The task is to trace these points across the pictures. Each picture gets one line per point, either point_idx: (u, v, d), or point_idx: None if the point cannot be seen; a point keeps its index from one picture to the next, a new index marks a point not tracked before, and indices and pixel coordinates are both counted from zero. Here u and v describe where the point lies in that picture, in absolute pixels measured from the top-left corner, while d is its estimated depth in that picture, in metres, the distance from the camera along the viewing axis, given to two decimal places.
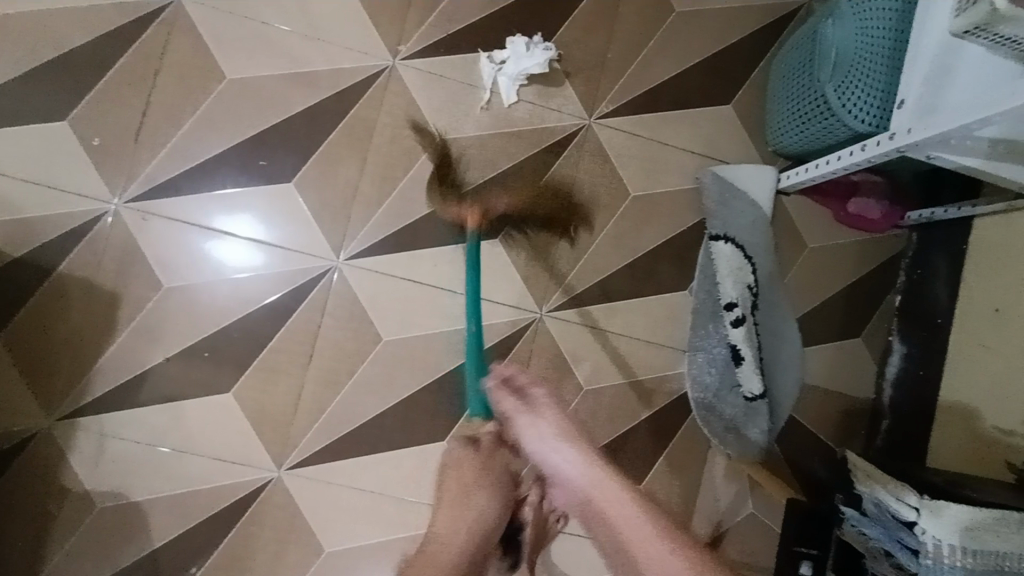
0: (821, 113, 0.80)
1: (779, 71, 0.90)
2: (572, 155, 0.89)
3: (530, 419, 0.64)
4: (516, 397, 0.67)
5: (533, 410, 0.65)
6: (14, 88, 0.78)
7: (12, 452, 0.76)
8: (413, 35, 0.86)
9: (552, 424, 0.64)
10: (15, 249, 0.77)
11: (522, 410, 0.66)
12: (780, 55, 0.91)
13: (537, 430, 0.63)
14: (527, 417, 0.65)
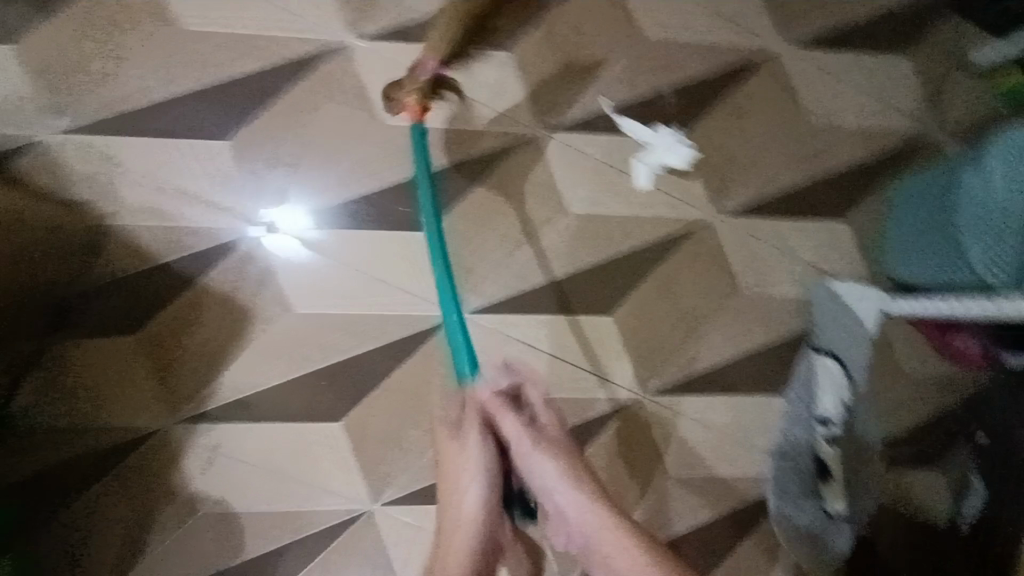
0: (947, 254, 0.83)
1: (904, 194, 0.93)
2: (693, 246, 0.92)
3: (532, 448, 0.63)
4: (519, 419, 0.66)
5: (533, 436, 0.64)
6: (189, 103, 0.83)
7: (133, 448, 0.79)
8: (562, 107, 0.89)
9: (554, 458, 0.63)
10: (164, 255, 0.81)
11: (523, 429, 0.65)
12: (912, 178, 0.93)
13: (541, 458, 0.63)
14: (528, 443, 0.64)
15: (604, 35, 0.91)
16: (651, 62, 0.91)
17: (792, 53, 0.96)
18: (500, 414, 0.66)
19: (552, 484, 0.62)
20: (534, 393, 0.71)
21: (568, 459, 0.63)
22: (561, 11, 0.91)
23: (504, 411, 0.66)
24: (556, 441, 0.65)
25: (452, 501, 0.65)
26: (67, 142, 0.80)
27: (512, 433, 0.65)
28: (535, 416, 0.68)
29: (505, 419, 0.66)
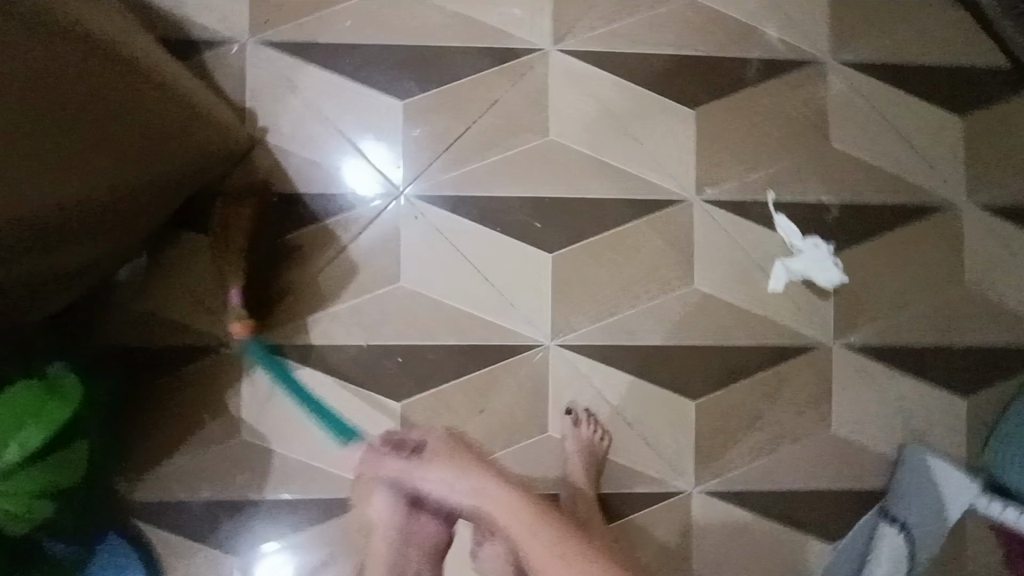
0: None
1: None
2: (801, 364, 0.87)
3: (420, 470, 0.65)
4: (399, 456, 0.67)
5: (415, 461, 0.65)
6: (375, 53, 0.83)
7: (205, 354, 0.80)
8: (723, 182, 0.85)
9: (439, 463, 0.64)
10: (301, 186, 0.82)
11: (406, 461, 0.66)
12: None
13: (427, 471, 0.64)
14: (414, 466, 0.65)
15: (793, 128, 0.86)
16: (829, 171, 0.86)
17: (985, 213, 0.87)
18: (376, 456, 0.67)
19: (452, 495, 0.63)
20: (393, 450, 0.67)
21: (456, 460, 0.65)
22: (762, 87, 0.86)
23: (381, 456, 0.67)
24: (437, 451, 0.66)
25: (371, 543, 0.69)
26: (257, 54, 0.82)
27: (398, 473, 0.66)
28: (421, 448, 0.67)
29: (392, 459, 0.67)
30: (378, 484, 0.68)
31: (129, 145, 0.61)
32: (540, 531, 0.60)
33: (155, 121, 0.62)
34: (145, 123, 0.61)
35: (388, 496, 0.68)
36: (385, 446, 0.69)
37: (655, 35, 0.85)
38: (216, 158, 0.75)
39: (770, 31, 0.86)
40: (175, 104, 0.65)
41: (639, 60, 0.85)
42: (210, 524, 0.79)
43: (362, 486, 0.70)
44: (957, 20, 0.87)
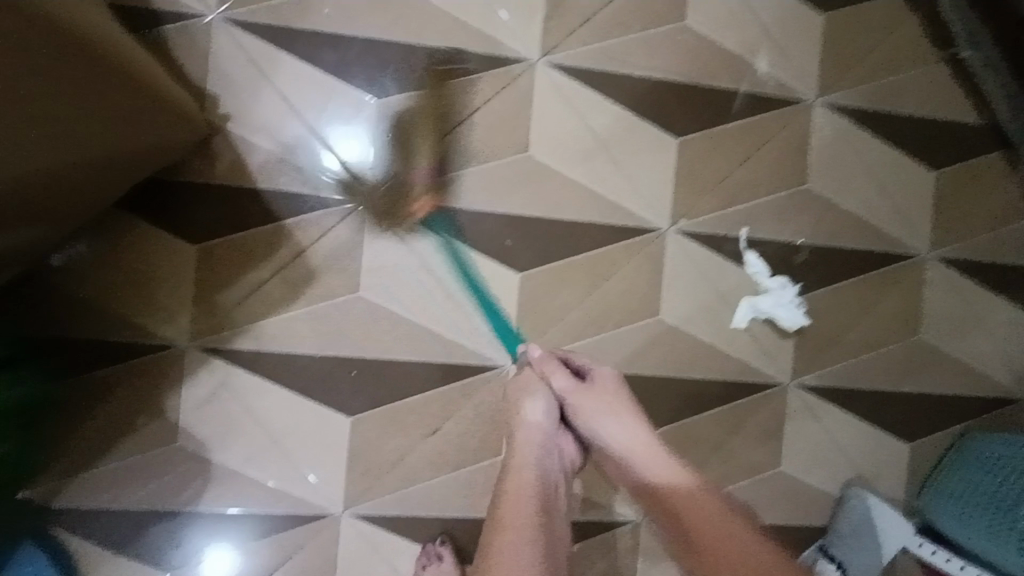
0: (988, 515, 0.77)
1: (959, 463, 0.86)
2: (761, 402, 0.87)
3: (580, 394, 0.66)
4: (566, 374, 0.68)
5: (581, 386, 0.67)
6: (352, 47, 0.78)
7: (143, 353, 0.75)
8: (700, 214, 0.84)
9: (609, 387, 0.67)
10: (260, 182, 0.77)
11: (574, 382, 0.67)
12: (967, 448, 0.86)
13: (587, 396, 0.66)
14: (578, 399, 0.66)
15: (773, 166, 0.86)
16: (805, 213, 0.87)
17: (948, 267, 0.89)
18: (548, 363, 0.69)
19: (612, 433, 0.65)
20: (560, 374, 0.68)
21: (625, 401, 0.66)
22: (748, 122, 0.85)
23: (551, 366, 0.69)
24: (612, 394, 0.67)
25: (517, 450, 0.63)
26: (223, 34, 0.76)
27: (564, 386, 0.67)
28: (592, 376, 0.69)
29: (554, 374, 0.68)
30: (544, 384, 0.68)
31: (66, 138, 0.53)
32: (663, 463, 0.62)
33: (98, 112, 0.55)
34: (86, 112, 0.54)
35: (550, 394, 0.67)
36: (556, 361, 0.70)
37: (646, 59, 0.83)
38: (162, 151, 0.68)
39: (761, 67, 0.85)
40: (127, 94, 0.58)
41: (628, 82, 0.83)
42: (139, 533, 0.75)
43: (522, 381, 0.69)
44: (941, 74, 0.88)
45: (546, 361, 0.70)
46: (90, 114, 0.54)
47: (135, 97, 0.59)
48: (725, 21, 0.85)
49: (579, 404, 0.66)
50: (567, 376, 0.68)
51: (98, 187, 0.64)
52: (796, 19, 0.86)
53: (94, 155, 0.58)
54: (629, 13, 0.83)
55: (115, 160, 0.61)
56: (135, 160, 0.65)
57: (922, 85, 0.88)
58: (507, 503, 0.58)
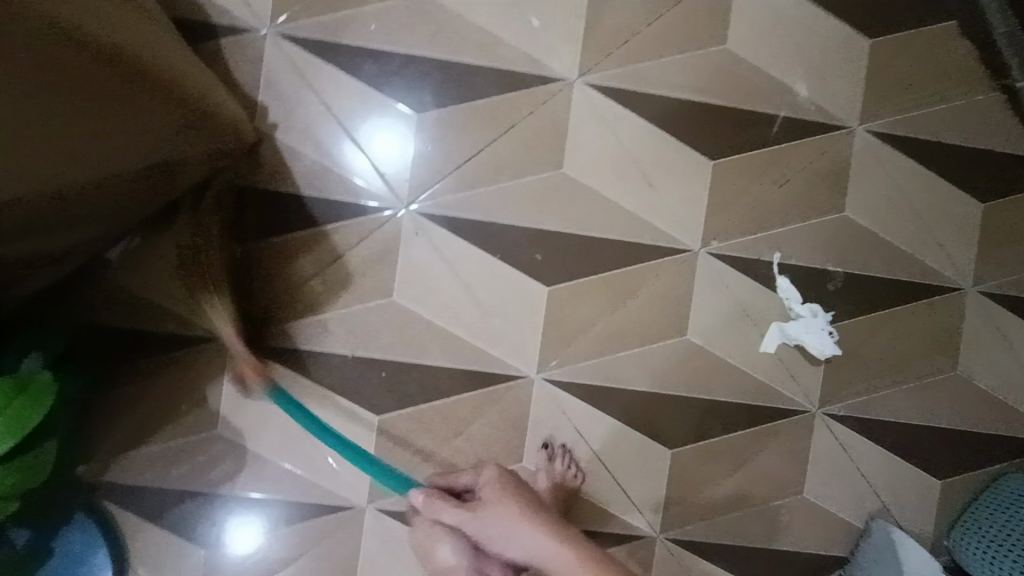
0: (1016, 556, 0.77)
1: (991, 506, 0.83)
2: (784, 427, 0.86)
3: (470, 520, 0.58)
4: (450, 502, 0.61)
5: (464, 512, 0.59)
6: (395, 62, 0.81)
7: (190, 344, 0.80)
8: (730, 236, 0.84)
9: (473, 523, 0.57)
10: (304, 187, 0.81)
11: (458, 513, 0.59)
12: (999, 490, 0.84)
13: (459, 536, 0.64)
14: (468, 520, 0.58)
15: (809, 191, 0.85)
16: (839, 239, 0.85)
17: (989, 301, 0.86)
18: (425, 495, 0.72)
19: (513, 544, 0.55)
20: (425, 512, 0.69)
21: (470, 540, 0.63)
22: (784, 146, 0.85)
23: (438, 503, 0.62)
24: (496, 496, 0.59)
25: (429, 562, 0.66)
26: (275, 46, 0.80)
27: (453, 519, 0.60)
28: (476, 487, 0.63)
29: (451, 540, 0.64)
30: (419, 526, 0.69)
31: (79, 134, 0.53)
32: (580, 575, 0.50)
33: (115, 111, 0.55)
34: (102, 113, 0.54)
35: (453, 534, 0.64)
36: (432, 474, 0.73)
37: (683, 80, 0.84)
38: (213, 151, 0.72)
39: (800, 90, 0.85)
40: (149, 96, 0.57)
41: (664, 103, 0.84)
42: (178, 512, 0.80)
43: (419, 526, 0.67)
44: (991, 102, 0.85)
45: (418, 512, 0.74)
46: (106, 112, 0.54)
47: (159, 101, 0.59)
48: (764, 44, 0.84)
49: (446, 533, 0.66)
50: (445, 495, 0.62)
51: (135, 189, 0.65)
52: (840, 42, 0.85)
53: (112, 155, 0.58)
54: (668, 34, 0.84)
55: (140, 162, 0.62)
56: (166, 164, 0.66)
57: (969, 114, 0.85)
58: None
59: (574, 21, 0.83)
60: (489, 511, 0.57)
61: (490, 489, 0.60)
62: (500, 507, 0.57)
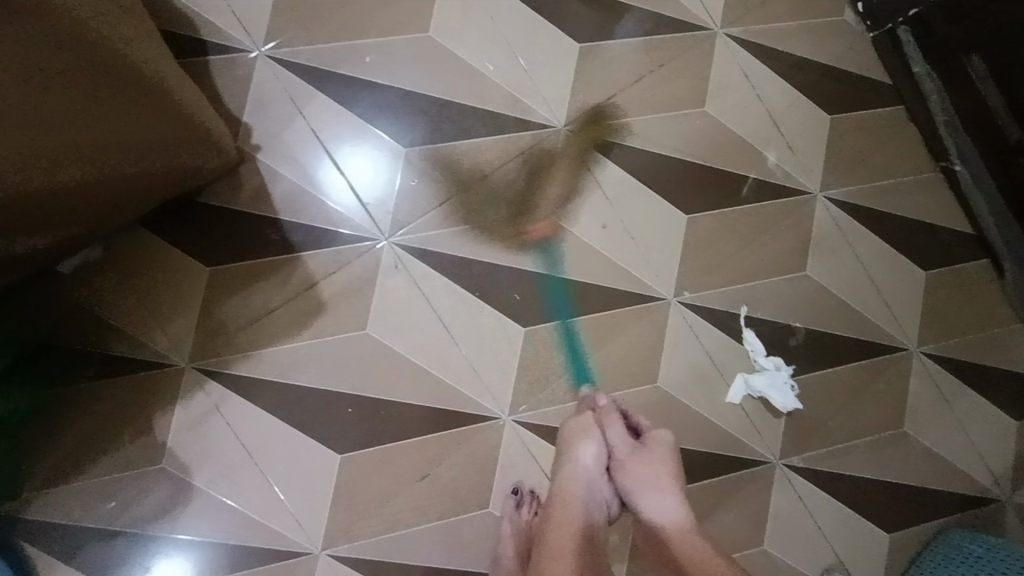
0: None
1: None
2: (745, 476, 0.87)
3: (628, 454, 0.69)
4: (624, 430, 0.72)
5: (630, 448, 0.70)
6: (389, 97, 0.82)
7: (139, 369, 0.74)
8: (704, 289, 0.88)
9: (656, 468, 0.67)
10: (282, 212, 0.78)
11: (629, 440, 0.71)
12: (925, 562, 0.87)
13: (590, 445, 0.70)
14: (626, 451, 0.70)
15: (776, 251, 0.90)
16: (800, 297, 0.90)
17: (932, 363, 0.92)
18: (606, 417, 0.73)
19: (651, 498, 0.65)
20: (588, 447, 0.70)
21: (665, 463, 0.68)
22: (754, 206, 0.90)
23: (612, 420, 0.73)
24: (662, 457, 0.69)
25: (556, 503, 0.65)
26: (266, 68, 0.79)
27: (620, 441, 0.71)
28: (646, 437, 0.72)
29: (610, 427, 0.72)
30: (589, 439, 0.70)
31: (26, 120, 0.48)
32: (656, 496, 0.66)
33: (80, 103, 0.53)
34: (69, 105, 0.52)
35: (601, 441, 0.71)
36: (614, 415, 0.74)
37: (664, 136, 0.88)
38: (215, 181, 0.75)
39: (769, 156, 0.91)
40: (124, 98, 0.57)
41: (646, 157, 0.87)
42: (104, 556, 0.72)
43: (574, 431, 0.72)
44: (932, 183, 0.94)
45: (607, 412, 0.74)
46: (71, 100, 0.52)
47: (136, 108, 0.58)
48: (738, 111, 0.90)
49: (616, 457, 0.69)
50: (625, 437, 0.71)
51: (82, 209, 0.59)
52: (805, 115, 0.92)
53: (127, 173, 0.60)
54: (653, 95, 0.88)
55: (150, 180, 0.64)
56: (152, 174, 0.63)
57: (915, 192, 0.94)
58: (556, 535, 0.61)
59: (565, 74, 0.86)
60: (650, 461, 0.68)
61: (659, 446, 0.70)
62: (659, 462, 0.68)
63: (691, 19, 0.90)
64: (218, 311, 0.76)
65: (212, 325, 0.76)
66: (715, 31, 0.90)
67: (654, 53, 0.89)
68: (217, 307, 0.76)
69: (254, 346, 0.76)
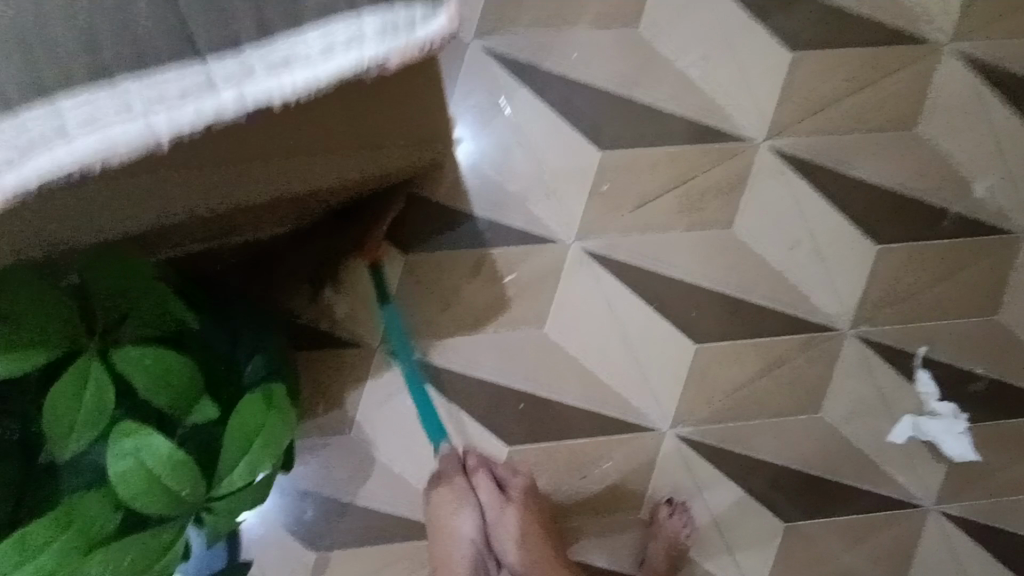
0: None
1: None
2: (895, 516, 0.85)
3: (501, 511, 0.72)
4: (492, 486, 0.73)
5: (500, 503, 0.72)
6: (589, 94, 0.80)
7: (337, 345, 0.79)
8: (884, 323, 0.84)
9: (520, 517, 0.72)
10: (476, 205, 0.79)
11: (496, 498, 0.72)
12: None
13: (466, 513, 0.71)
14: (496, 508, 0.72)
15: (967, 291, 0.84)
16: (987, 343, 0.85)
17: None
18: (479, 472, 0.73)
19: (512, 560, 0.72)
20: (466, 510, 0.71)
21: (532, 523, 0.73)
22: (953, 241, 0.84)
23: (482, 479, 0.73)
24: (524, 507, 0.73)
25: None
26: (474, 56, 0.79)
27: (489, 502, 0.72)
28: (510, 487, 0.74)
29: (483, 490, 0.72)
30: (467, 509, 0.71)
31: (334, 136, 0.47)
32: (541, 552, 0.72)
33: (372, 131, 0.52)
34: (355, 124, 0.49)
35: (473, 510, 0.71)
36: (488, 473, 0.74)
37: (866, 159, 0.82)
38: (405, 180, 0.73)
39: (978, 189, 0.83)
40: (395, 126, 0.55)
41: (843, 178, 0.82)
42: (295, 511, 0.79)
43: (450, 495, 0.72)
44: None
45: (478, 468, 0.74)
46: (365, 131, 0.51)
47: (397, 135, 0.57)
48: (951, 138, 0.83)
49: (491, 522, 0.72)
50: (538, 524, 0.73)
51: (289, 198, 0.57)
52: None
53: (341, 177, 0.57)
54: (861, 113, 0.82)
55: (351, 181, 0.61)
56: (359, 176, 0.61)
57: None
58: None
59: (772, 81, 0.81)
60: (513, 513, 0.72)
61: (519, 496, 0.74)
62: (524, 514, 0.73)
63: (918, 29, 0.82)
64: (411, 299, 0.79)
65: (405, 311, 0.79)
66: (944, 46, 0.82)
67: (867, 66, 0.82)
68: (410, 294, 0.79)
69: (439, 335, 0.79)
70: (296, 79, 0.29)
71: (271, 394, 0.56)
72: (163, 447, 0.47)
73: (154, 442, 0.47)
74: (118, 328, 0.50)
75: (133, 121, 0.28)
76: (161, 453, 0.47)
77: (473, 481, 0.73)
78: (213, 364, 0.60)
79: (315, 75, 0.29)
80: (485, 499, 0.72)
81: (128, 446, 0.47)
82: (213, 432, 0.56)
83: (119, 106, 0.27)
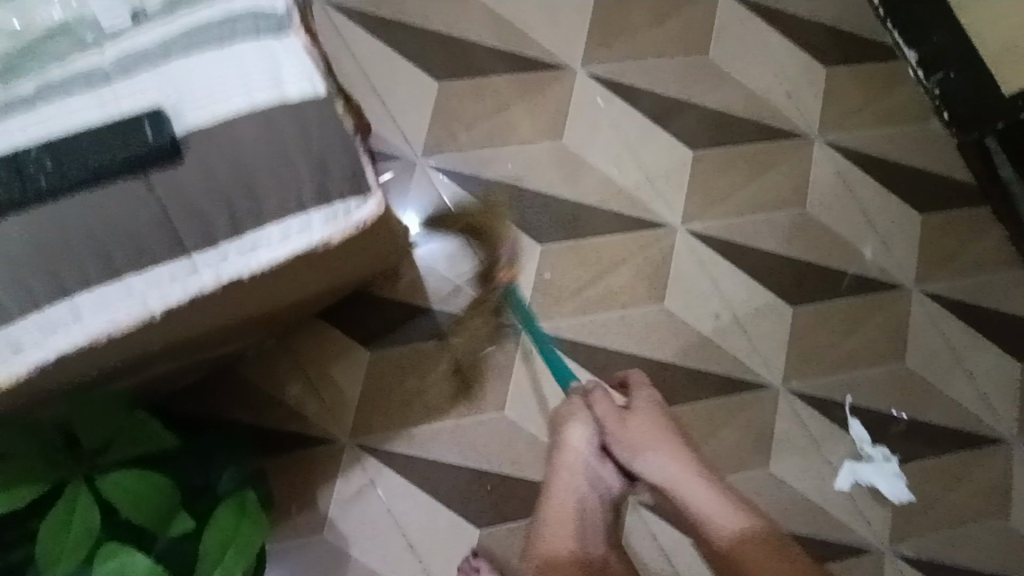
0: None
1: None
2: (855, 561, 0.89)
3: (617, 428, 0.69)
4: (609, 402, 0.71)
5: (617, 419, 0.69)
6: (526, 198, 0.92)
7: (308, 446, 0.82)
8: (810, 376, 0.93)
9: (642, 424, 0.69)
10: (433, 301, 0.87)
11: (614, 412, 0.70)
12: None
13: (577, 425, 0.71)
14: (614, 423, 0.69)
15: (876, 342, 0.95)
16: (902, 386, 0.94)
17: None
18: (594, 391, 0.72)
19: (651, 470, 0.67)
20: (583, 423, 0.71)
21: (659, 433, 0.68)
22: (855, 299, 0.96)
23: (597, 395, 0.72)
24: (648, 418, 0.69)
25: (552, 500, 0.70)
26: (423, 173, 0.91)
27: (606, 414, 0.70)
28: (633, 402, 0.71)
29: (598, 404, 0.71)
30: (583, 419, 0.71)
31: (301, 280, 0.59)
32: (671, 459, 0.67)
33: (338, 271, 0.65)
34: (323, 273, 0.62)
35: (587, 422, 0.71)
36: (603, 390, 0.72)
37: (769, 234, 0.95)
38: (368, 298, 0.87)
39: (866, 253, 0.97)
40: (353, 270, 0.69)
41: (752, 252, 0.95)
42: None
43: (565, 410, 0.73)
44: None
45: (593, 386, 0.73)
46: (332, 272, 0.63)
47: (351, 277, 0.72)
48: (836, 211, 0.97)
49: (610, 434, 0.69)
50: (611, 403, 0.71)
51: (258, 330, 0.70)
52: (900, 216, 0.98)
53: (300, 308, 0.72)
54: (759, 197, 0.96)
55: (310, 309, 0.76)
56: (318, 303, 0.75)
57: (1010, 287, 0.97)
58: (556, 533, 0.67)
59: (679, 177, 0.95)
60: (633, 427, 0.68)
61: (643, 407, 0.70)
62: (647, 425, 0.69)
63: (792, 128, 0.99)
64: (378, 394, 0.84)
65: (372, 406, 0.84)
66: (815, 140, 0.99)
67: (756, 159, 0.97)
68: (377, 390, 0.84)
69: (406, 426, 0.84)
70: (267, 257, 0.47)
71: (242, 502, 0.58)
72: (141, 564, 0.50)
73: (135, 559, 0.50)
74: (101, 455, 0.55)
75: (136, 302, 0.44)
76: (140, 569, 0.49)
77: (590, 397, 0.72)
78: (193, 480, 0.66)
79: (272, 256, 0.47)
80: (601, 412, 0.70)
81: (111, 565, 0.49)
82: (186, 549, 0.58)
83: (126, 295, 0.44)
